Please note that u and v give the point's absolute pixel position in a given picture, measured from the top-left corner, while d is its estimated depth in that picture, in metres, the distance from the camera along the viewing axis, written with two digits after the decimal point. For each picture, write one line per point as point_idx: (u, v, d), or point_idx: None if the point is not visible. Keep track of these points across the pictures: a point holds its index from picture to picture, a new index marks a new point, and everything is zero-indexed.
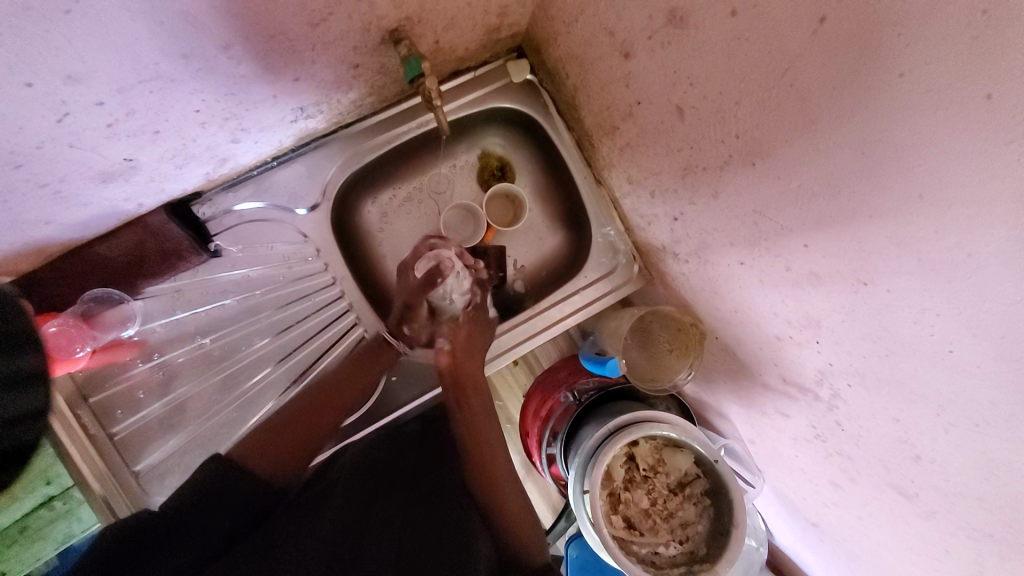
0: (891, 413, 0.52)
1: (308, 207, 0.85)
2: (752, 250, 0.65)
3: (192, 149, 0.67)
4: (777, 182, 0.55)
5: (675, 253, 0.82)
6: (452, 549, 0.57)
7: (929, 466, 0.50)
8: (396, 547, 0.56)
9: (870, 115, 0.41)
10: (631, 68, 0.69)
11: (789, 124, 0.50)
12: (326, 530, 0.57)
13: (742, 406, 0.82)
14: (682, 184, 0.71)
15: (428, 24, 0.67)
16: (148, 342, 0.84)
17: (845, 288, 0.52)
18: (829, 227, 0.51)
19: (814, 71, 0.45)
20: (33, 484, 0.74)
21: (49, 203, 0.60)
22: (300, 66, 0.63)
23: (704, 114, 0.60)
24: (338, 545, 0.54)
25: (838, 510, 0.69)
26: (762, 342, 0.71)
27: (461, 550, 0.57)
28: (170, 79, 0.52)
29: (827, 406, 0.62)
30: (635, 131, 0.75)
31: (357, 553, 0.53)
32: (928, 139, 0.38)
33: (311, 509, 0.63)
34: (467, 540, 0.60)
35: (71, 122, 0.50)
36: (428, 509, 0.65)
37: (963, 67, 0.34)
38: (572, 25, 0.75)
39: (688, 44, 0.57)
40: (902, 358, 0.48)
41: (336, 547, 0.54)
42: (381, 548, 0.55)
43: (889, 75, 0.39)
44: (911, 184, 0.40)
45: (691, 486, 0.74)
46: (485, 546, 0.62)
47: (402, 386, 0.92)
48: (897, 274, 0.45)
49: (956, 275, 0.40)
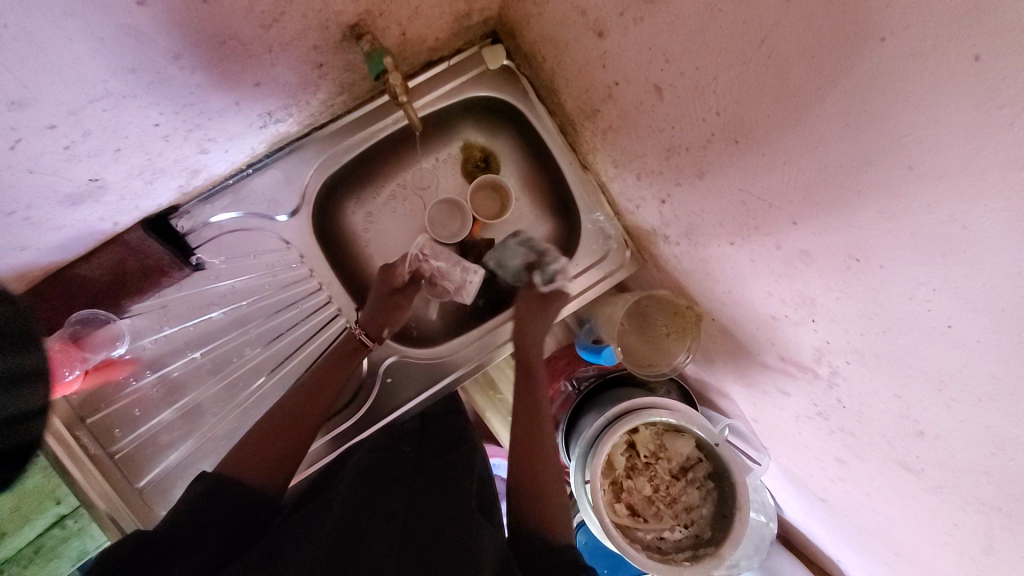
0: (891, 389, 0.52)
1: (289, 213, 0.83)
2: (742, 231, 0.62)
3: (159, 163, 0.63)
4: (763, 159, 0.52)
5: (666, 236, 0.80)
6: (453, 535, 0.55)
7: (933, 442, 0.50)
8: (399, 541, 0.55)
9: (856, 83, 0.39)
10: (605, 47, 0.65)
11: (771, 101, 0.47)
12: (329, 524, 0.56)
13: (743, 385, 0.81)
14: (667, 165, 0.69)
15: (390, 15, 0.63)
16: (140, 359, 0.82)
17: (837, 264, 0.50)
18: (818, 204, 0.48)
19: (790, 40, 0.42)
20: (44, 506, 0.73)
21: (19, 230, 0.57)
22: (260, 70, 0.58)
23: (684, 92, 0.57)
24: (339, 541, 0.53)
25: (845, 485, 0.68)
26: (758, 322, 0.69)
27: (463, 542, 0.54)
28: (123, 95, 0.49)
29: (828, 384, 0.61)
30: (616, 113, 0.72)
31: (358, 551, 0.52)
32: (911, 108, 0.36)
33: (315, 511, 0.62)
34: (470, 529, 0.57)
35: (26, 148, 0.46)
36: (431, 498, 0.63)
37: (946, 28, 0.32)
38: (543, 6, 0.72)
39: (660, 19, 0.54)
40: (900, 335, 0.47)
41: (337, 541, 0.53)
42: (383, 545, 0.54)
43: (871, 40, 0.36)
44: (901, 155, 0.38)
45: (694, 470, 0.75)
46: (490, 532, 0.58)
47: (398, 386, 0.91)
48: (892, 249, 0.43)
49: (954, 247, 0.38)
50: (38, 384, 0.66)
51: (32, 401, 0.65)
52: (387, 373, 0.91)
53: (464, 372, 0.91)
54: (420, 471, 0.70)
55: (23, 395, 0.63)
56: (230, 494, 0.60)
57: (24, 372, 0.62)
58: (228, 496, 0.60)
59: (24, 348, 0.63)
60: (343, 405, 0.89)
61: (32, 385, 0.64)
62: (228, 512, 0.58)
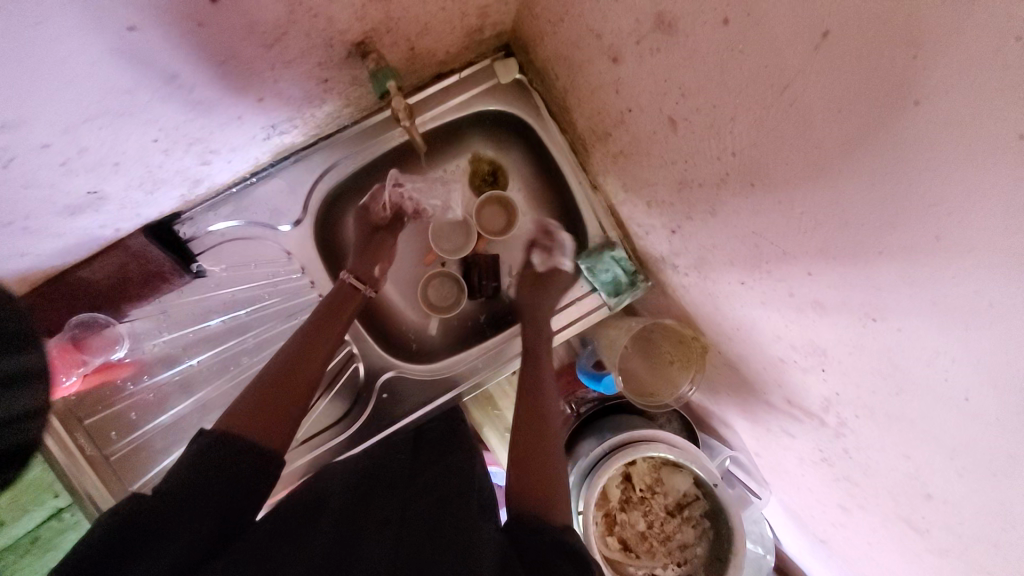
0: (900, 449, 0.49)
1: (292, 223, 0.82)
2: (752, 272, 0.60)
3: (160, 174, 0.62)
4: (778, 206, 0.50)
5: (674, 265, 0.77)
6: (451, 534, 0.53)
7: (941, 506, 0.47)
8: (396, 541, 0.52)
9: (885, 145, 0.36)
10: (620, 73, 0.63)
11: (790, 149, 0.44)
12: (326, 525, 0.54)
13: (747, 419, 0.79)
14: (678, 198, 0.66)
15: (398, 32, 0.61)
16: (139, 363, 0.82)
17: (852, 319, 0.48)
18: (833, 257, 0.46)
19: (815, 91, 0.39)
20: (42, 498, 0.75)
21: (17, 238, 0.57)
22: (263, 86, 0.57)
23: (699, 128, 0.55)
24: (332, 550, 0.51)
25: (847, 531, 0.66)
26: (766, 362, 0.66)
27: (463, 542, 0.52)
28: (119, 113, 0.47)
29: (835, 433, 0.59)
30: (628, 139, 0.70)
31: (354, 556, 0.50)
32: (946, 176, 0.33)
33: (303, 506, 0.59)
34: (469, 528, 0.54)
35: (20, 165, 0.45)
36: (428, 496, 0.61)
37: (988, 101, 0.29)
38: (558, 25, 0.69)
39: (678, 53, 0.51)
40: (914, 399, 0.45)
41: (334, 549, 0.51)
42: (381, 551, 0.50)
43: (904, 102, 0.33)
44: (927, 222, 0.35)
45: (691, 508, 0.73)
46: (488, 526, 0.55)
47: (394, 403, 0.88)
48: (910, 313, 0.41)
49: (977, 323, 0.35)
50: (38, 384, 0.65)
51: (32, 399, 0.64)
52: (384, 389, 0.88)
53: (467, 387, 0.89)
54: (417, 474, 0.66)
55: (20, 395, 0.62)
56: (227, 465, 0.55)
57: (24, 371, 0.62)
58: (214, 469, 0.54)
59: (24, 347, 0.63)
60: (341, 416, 0.88)
61: (31, 384, 0.64)
62: (219, 496, 0.52)
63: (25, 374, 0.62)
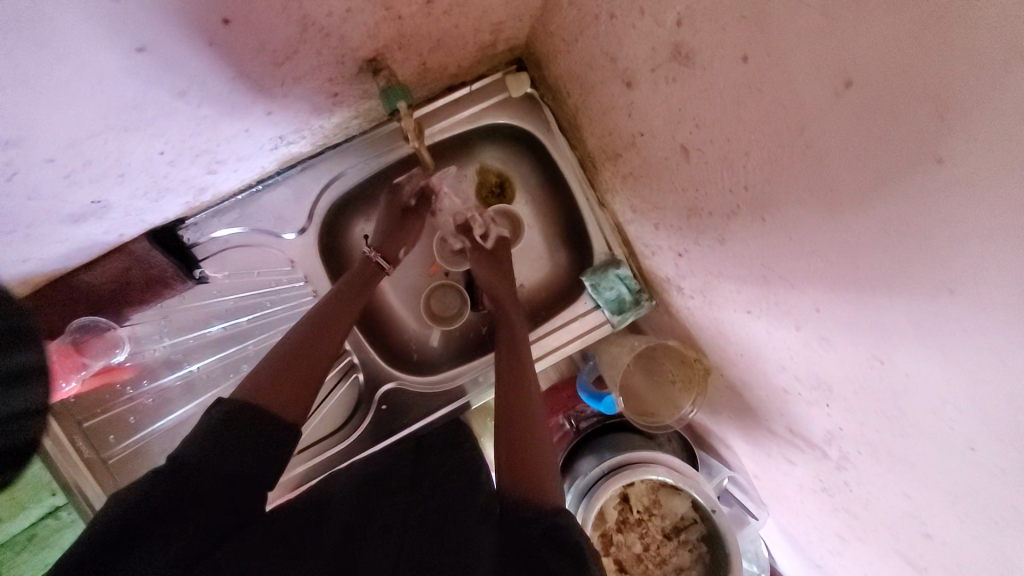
0: (901, 487, 0.49)
1: (296, 231, 0.82)
2: (760, 303, 0.59)
3: (165, 183, 0.62)
4: (789, 243, 0.49)
5: (680, 288, 0.77)
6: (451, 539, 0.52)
7: (941, 547, 0.47)
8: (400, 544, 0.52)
9: (902, 198, 0.35)
10: (633, 97, 0.62)
11: (804, 189, 0.44)
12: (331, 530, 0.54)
13: (747, 442, 0.79)
14: (687, 224, 0.66)
15: (410, 48, 0.61)
16: (139, 367, 0.81)
17: (860, 359, 0.47)
18: (844, 299, 0.45)
19: (833, 138, 0.38)
20: (39, 496, 0.73)
21: (19, 245, 0.56)
22: (272, 101, 0.57)
23: (712, 159, 0.54)
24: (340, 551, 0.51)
25: (843, 560, 0.66)
26: (770, 390, 0.66)
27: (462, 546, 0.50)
28: (124, 129, 0.47)
29: (836, 465, 0.58)
30: (638, 162, 0.69)
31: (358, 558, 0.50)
32: (963, 234, 0.32)
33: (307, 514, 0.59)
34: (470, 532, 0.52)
35: (23, 178, 0.45)
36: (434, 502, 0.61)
37: (1008, 166, 0.28)
38: (572, 44, 0.68)
39: (695, 84, 0.51)
40: (918, 443, 0.44)
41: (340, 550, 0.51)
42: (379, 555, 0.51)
43: (926, 159, 0.33)
44: (941, 276, 0.35)
45: (687, 532, 0.73)
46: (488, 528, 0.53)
47: (392, 415, 0.87)
48: (918, 361, 0.40)
49: (987, 380, 0.35)
50: (37, 381, 0.64)
51: (30, 398, 0.63)
52: (383, 400, 0.88)
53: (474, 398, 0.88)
54: (417, 485, 0.66)
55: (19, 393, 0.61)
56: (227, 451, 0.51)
57: (22, 368, 0.61)
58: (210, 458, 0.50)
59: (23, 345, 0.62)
60: (341, 425, 0.88)
61: (31, 381, 0.62)
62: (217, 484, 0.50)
63: (25, 371, 0.61)
